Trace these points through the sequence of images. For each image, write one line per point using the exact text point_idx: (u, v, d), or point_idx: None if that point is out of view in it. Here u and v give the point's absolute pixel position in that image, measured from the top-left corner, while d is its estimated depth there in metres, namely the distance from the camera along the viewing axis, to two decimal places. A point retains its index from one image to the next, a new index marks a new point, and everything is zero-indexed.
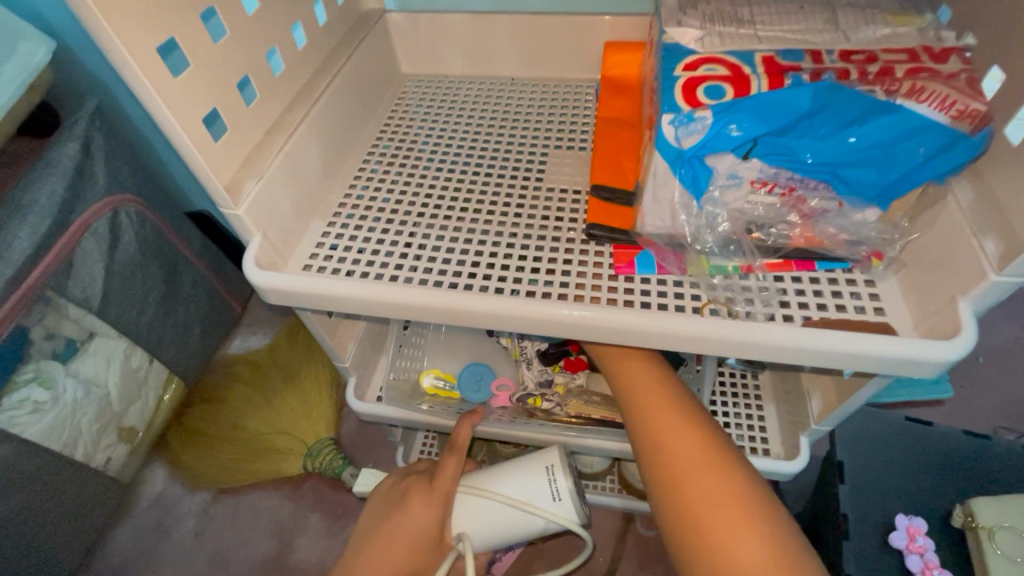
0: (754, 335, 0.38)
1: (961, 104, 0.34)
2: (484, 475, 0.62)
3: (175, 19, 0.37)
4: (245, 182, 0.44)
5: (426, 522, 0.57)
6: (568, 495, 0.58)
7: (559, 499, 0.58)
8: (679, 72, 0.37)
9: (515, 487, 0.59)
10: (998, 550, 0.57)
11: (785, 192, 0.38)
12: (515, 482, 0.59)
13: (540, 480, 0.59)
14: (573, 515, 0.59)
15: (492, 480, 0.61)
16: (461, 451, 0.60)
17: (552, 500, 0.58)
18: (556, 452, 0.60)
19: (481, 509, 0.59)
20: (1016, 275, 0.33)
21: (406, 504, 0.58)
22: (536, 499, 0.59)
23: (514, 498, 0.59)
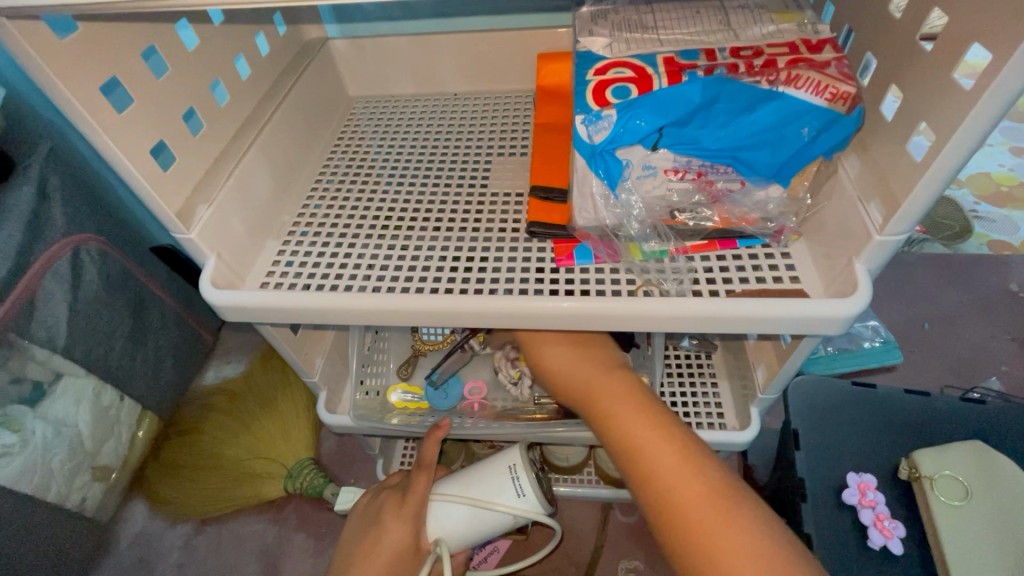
0: (678, 309, 0.41)
1: (833, 87, 0.38)
2: (454, 481, 0.63)
3: (116, 56, 0.40)
4: (196, 209, 0.46)
5: (403, 533, 0.59)
6: (531, 490, 0.60)
7: (523, 495, 0.60)
8: (590, 77, 0.41)
9: (484, 491, 0.60)
10: (940, 496, 0.60)
11: (696, 177, 0.42)
12: (482, 484, 0.61)
13: (503, 478, 0.60)
14: (537, 506, 0.60)
15: (461, 482, 0.62)
16: (429, 465, 0.61)
17: (516, 496, 0.60)
18: (518, 451, 0.62)
19: (452, 513, 0.61)
20: (896, 234, 0.37)
21: (384, 519, 0.60)
22: (499, 497, 0.60)
23: (480, 498, 0.60)
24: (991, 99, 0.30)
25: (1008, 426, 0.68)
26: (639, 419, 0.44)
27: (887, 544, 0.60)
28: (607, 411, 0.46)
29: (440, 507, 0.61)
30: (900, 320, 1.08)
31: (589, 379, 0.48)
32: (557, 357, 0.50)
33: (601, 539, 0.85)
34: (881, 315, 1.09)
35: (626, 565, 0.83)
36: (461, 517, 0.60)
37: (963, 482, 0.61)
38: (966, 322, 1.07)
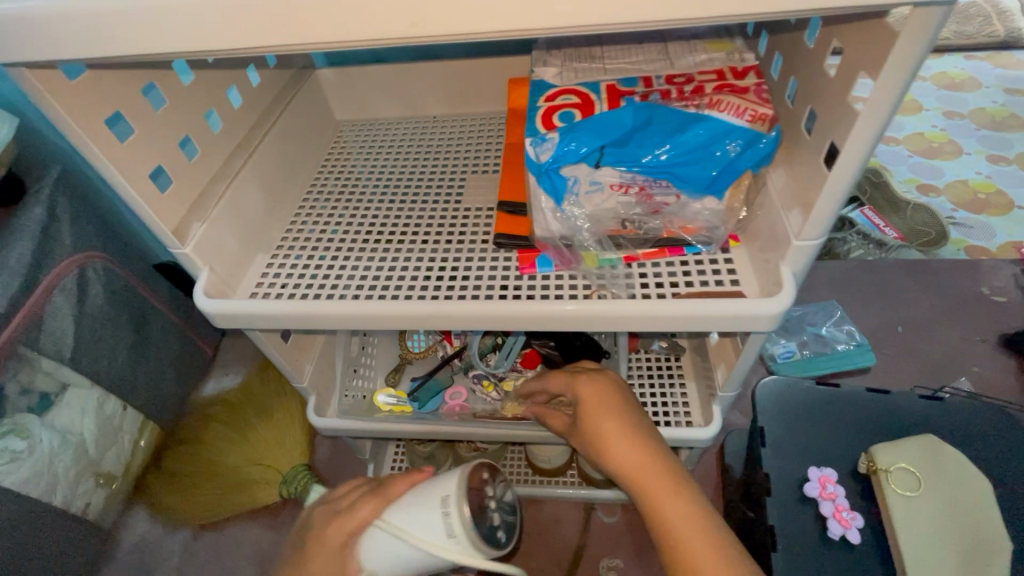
0: (624, 310, 0.45)
1: (752, 110, 0.43)
2: (394, 512, 0.48)
3: (121, 94, 0.45)
4: (191, 226, 0.51)
5: (332, 558, 0.48)
6: (463, 529, 0.46)
7: (453, 534, 0.46)
8: (541, 103, 0.47)
9: (427, 534, 0.46)
10: (896, 489, 0.63)
11: (638, 191, 0.46)
12: (411, 514, 0.47)
13: (431, 510, 0.47)
14: (472, 553, 0.45)
15: (402, 511, 0.48)
16: (384, 493, 0.49)
17: (446, 535, 0.46)
18: (454, 478, 0.48)
19: (387, 550, 0.48)
20: (812, 238, 0.42)
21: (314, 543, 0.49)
22: (425, 533, 0.47)
23: (406, 530, 0.47)
24: (864, 122, 0.34)
25: (962, 419, 0.72)
26: (692, 517, 0.44)
27: (845, 534, 0.63)
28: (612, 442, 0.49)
29: (374, 539, 0.48)
30: (875, 324, 1.12)
31: (641, 463, 0.47)
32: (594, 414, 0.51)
33: (583, 539, 0.88)
34: (856, 319, 1.13)
35: (607, 564, 0.86)
36: (396, 552, 0.48)
37: (917, 474, 0.63)
38: (939, 324, 1.11)
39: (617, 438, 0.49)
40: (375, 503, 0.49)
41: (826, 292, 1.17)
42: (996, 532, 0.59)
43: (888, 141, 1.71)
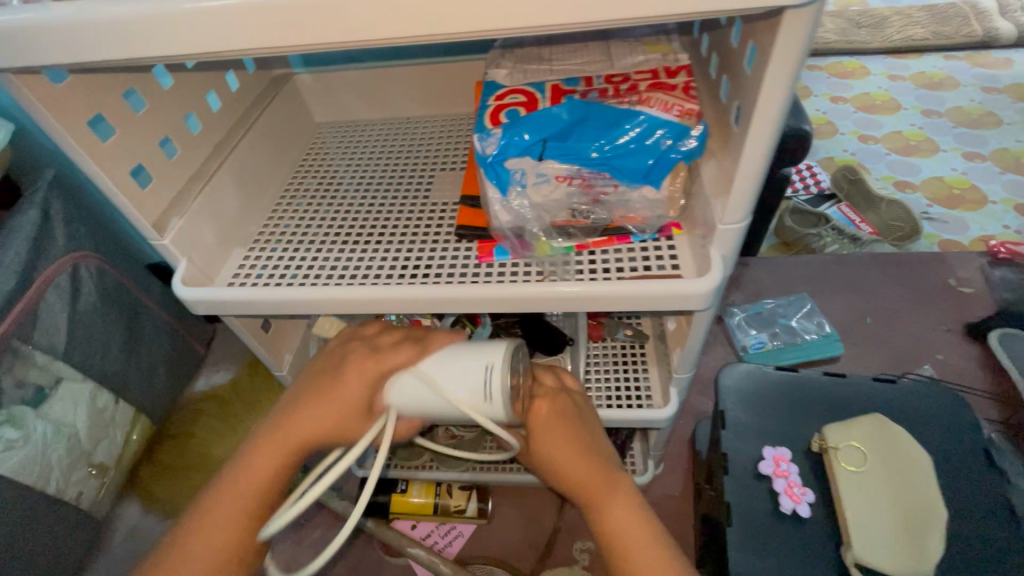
0: (568, 291, 0.49)
1: (680, 107, 0.47)
2: (431, 362, 0.46)
3: (103, 97, 0.49)
4: (170, 220, 0.54)
5: (358, 398, 0.46)
6: (502, 397, 0.45)
7: (491, 398, 0.45)
8: (490, 101, 0.51)
9: (462, 391, 0.45)
10: (845, 466, 0.66)
11: (581, 182, 0.50)
12: (456, 368, 0.46)
13: (475, 370, 0.45)
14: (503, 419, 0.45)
15: (441, 361, 0.46)
16: (425, 347, 0.48)
17: (484, 397, 0.45)
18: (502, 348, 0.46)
19: (415, 395, 0.46)
20: (734, 222, 0.46)
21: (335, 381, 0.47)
22: (463, 394, 0.45)
23: (445, 385, 0.45)
24: (764, 110, 0.38)
25: (911, 399, 0.75)
26: (635, 523, 0.49)
27: (797, 509, 0.66)
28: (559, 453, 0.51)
29: (404, 383, 0.46)
30: (845, 314, 1.15)
31: (590, 477, 0.50)
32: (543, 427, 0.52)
33: (557, 522, 0.92)
34: (827, 311, 1.16)
35: (580, 547, 0.90)
36: (423, 398, 0.46)
37: (864, 451, 0.67)
38: (907, 314, 1.14)
39: (561, 446, 0.51)
40: (413, 351, 0.48)
41: (798, 285, 1.21)
42: (931, 503, 0.62)
43: (867, 140, 1.75)
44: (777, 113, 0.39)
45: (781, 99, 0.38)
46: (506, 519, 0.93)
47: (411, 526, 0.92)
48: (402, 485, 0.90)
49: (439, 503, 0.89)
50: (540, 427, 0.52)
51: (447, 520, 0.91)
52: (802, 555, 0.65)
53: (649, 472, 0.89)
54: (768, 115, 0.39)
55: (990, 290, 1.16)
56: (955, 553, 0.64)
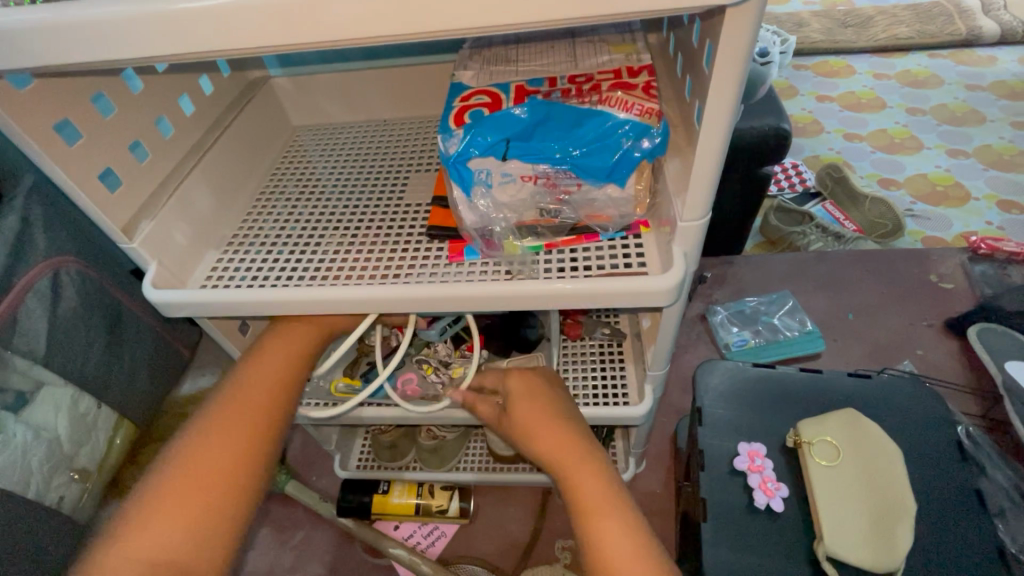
0: (533, 289, 0.50)
1: (640, 105, 0.48)
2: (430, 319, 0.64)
3: (69, 101, 0.49)
4: (140, 223, 0.55)
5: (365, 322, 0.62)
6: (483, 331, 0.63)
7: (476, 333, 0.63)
8: (455, 103, 0.51)
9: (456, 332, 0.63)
10: (818, 460, 0.66)
11: (547, 181, 0.50)
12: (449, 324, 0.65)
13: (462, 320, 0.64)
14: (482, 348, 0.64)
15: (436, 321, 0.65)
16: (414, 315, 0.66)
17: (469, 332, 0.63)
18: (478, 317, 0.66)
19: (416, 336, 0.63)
20: (694, 219, 0.46)
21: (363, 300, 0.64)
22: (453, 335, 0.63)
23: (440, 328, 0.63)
24: (718, 106, 0.39)
25: (884, 395, 0.76)
26: (599, 486, 0.50)
27: (770, 503, 0.67)
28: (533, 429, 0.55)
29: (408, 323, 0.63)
30: (827, 311, 1.16)
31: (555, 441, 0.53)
32: (524, 403, 0.57)
33: (540, 521, 0.92)
34: (809, 308, 1.17)
35: (562, 545, 0.90)
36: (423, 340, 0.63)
37: (836, 446, 0.67)
38: (888, 310, 1.15)
39: (535, 419, 0.56)
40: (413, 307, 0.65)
41: (781, 283, 1.22)
42: (902, 496, 0.63)
43: (852, 138, 1.76)
44: (728, 111, 0.40)
45: (730, 98, 0.39)
46: (489, 518, 0.94)
47: (394, 528, 0.93)
48: (384, 486, 0.89)
49: (420, 504, 0.89)
50: (516, 396, 0.59)
51: (430, 521, 0.91)
52: (776, 550, 0.65)
53: (631, 470, 0.90)
54: (720, 114, 0.40)
55: (970, 287, 1.17)
56: (927, 547, 0.64)
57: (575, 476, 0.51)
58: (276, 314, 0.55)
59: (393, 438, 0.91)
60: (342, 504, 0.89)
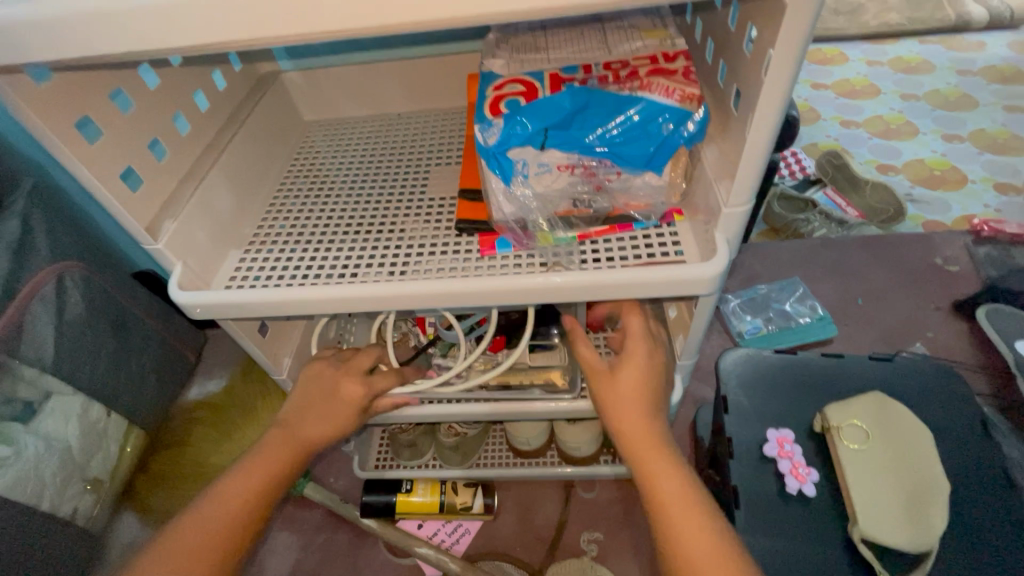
0: (571, 280, 0.49)
1: (681, 91, 0.48)
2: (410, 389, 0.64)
3: (88, 97, 0.47)
4: (163, 223, 0.53)
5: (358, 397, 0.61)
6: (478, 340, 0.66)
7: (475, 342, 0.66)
8: (489, 92, 0.50)
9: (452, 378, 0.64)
10: (848, 444, 0.67)
11: (584, 171, 0.50)
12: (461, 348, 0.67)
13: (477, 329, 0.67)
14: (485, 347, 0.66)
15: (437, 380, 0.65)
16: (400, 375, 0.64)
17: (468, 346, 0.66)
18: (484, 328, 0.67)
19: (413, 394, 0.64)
20: (738, 205, 0.46)
21: (337, 390, 0.62)
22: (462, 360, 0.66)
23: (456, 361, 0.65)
24: (771, 88, 0.39)
25: (906, 378, 0.77)
26: (679, 481, 0.52)
27: (802, 488, 0.67)
28: (620, 414, 0.56)
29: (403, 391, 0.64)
30: (836, 297, 1.17)
31: (646, 448, 0.54)
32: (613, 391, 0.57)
33: (564, 514, 0.92)
34: (818, 294, 1.18)
35: (587, 537, 0.90)
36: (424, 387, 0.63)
37: (865, 429, 0.68)
38: (897, 294, 1.16)
39: (617, 400, 0.57)
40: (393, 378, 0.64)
41: (790, 270, 1.23)
42: (933, 476, 0.64)
43: (849, 125, 1.77)
44: (783, 92, 0.39)
45: (786, 81, 0.39)
46: (511, 514, 0.93)
47: (417, 527, 0.93)
48: (406, 485, 0.89)
49: (444, 501, 0.88)
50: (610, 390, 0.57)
51: (453, 518, 0.91)
52: (809, 535, 0.66)
53: None
54: (773, 97, 0.40)
55: (975, 269, 1.18)
56: (956, 527, 0.65)
57: (674, 497, 0.51)
58: (306, 314, 0.54)
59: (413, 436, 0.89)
60: (363, 505, 0.88)
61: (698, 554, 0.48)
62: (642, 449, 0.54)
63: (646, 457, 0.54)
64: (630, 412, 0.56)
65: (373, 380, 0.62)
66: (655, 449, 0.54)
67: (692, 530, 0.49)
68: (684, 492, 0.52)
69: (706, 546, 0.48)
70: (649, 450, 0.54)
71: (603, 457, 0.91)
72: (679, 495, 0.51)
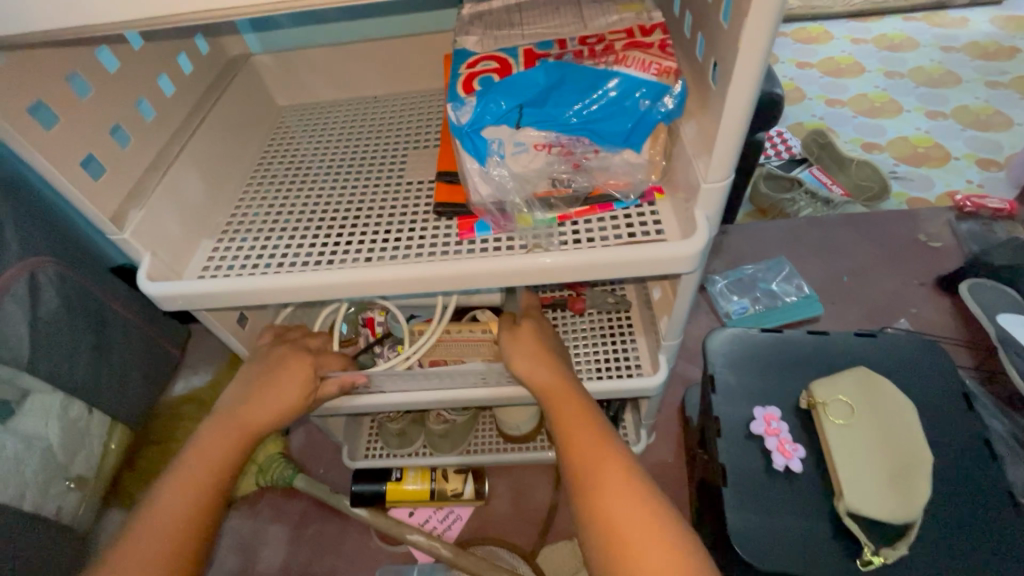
0: (553, 261, 0.48)
1: (657, 64, 0.47)
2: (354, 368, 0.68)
3: (36, 81, 0.45)
4: (129, 212, 0.51)
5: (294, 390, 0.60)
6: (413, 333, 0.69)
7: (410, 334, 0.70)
8: (462, 70, 0.49)
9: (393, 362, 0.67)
10: (833, 419, 0.67)
11: (561, 150, 0.49)
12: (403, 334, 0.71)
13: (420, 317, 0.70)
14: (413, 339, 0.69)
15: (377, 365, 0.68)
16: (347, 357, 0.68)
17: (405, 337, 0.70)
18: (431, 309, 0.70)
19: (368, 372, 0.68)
20: (717, 180, 0.45)
21: (284, 369, 0.61)
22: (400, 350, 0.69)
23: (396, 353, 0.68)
24: (746, 57, 0.38)
25: (889, 354, 0.77)
26: (601, 444, 0.51)
27: (788, 465, 0.68)
28: (534, 375, 0.59)
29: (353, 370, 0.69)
30: (822, 275, 1.17)
31: (567, 411, 0.55)
32: (529, 352, 0.61)
33: (556, 498, 0.92)
34: (804, 272, 1.18)
35: (579, 520, 0.91)
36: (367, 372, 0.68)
37: (850, 404, 0.68)
38: (883, 271, 1.17)
39: (538, 363, 0.60)
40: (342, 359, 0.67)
41: (776, 250, 1.23)
42: (917, 450, 0.64)
43: (834, 104, 1.77)
44: (759, 63, 0.38)
45: (761, 48, 0.37)
46: (502, 500, 0.93)
47: (408, 514, 0.93)
48: (396, 473, 0.89)
49: (434, 488, 0.89)
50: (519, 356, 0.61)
51: (444, 505, 0.91)
52: (796, 511, 0.66)
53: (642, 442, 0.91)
54: (748, 68, 0.39)
55: (958, 244, 1.19)
56: (940, 498, 0.66)
57: (600, 469, 0.49)
58: (280, 302, 0.52)
59: (401, 422, 0.89)
60: (353, 494, 0.88)
61: (633, 530, 0.44)
62: (560, 408, 0.55)
63: (564, 418, 0.54)
64: (550, 376, 0.59)
65: (323, 358, 0.65)
66: (573, 412, 0.55)
67: (625, 505, 0.46)
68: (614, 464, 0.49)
69: (638, 523, 0.44)
70: (567, 413, 0.55)
71: None
72: (601, 461, 0.49)
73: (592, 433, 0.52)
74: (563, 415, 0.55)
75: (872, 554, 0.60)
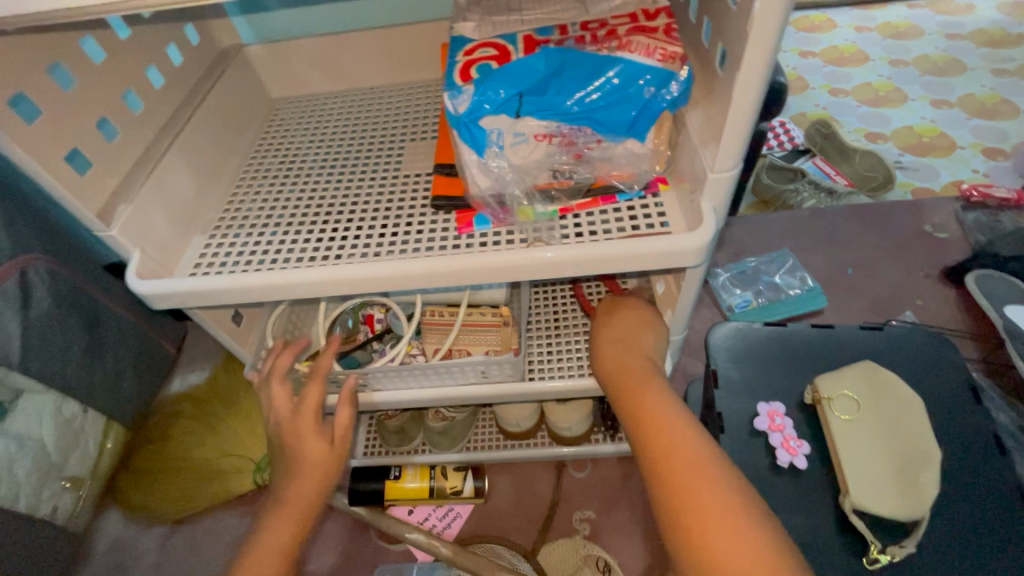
0: (555, 255, 0.46)
1: (662, 50, 0.45)
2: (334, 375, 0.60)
3: (14, 71, 0.43)
4: (117, 207, 0.50)
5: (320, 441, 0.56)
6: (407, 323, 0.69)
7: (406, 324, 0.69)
8: (459, 57, 0.47)
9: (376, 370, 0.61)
10: (840, 415, 0.66)
11: (562, 139, 0.47)
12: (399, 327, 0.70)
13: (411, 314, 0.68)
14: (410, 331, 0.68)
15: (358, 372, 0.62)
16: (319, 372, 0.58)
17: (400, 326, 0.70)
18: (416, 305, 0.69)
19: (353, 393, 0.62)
20: (726, 170, 0.44)
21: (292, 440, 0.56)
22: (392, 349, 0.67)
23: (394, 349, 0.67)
24: (757, 40, 0.36)
25: (897, 348, 0.76)
26: (678, 424, 0.48)
27: (793, 461, 0.67)
28: (610, 357, 0.60)
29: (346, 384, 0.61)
30: (826, 267, 1.16)
31: (637, 389, 0.53)
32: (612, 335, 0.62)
33: (557, 494, 0.92)
34: (807, 264, 1.17)
35: (580, 516, 0.90)
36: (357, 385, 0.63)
37: (857, 399, 0.66)
38: (887, 262, 1.15)
39: (618, 346, 0.60)
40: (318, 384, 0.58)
41: (779, 242, 1.21)
42: (926, 445, 0.63)
43: (837, 93, 1.74)
44: (772, 46, 0.36)
45: (774, 31, 0.36)
46: (502, 496, 0.92)
47: (408, 512, 0.92)
48: (395, 471, 0.87)
49: (434, 486, 0.87)
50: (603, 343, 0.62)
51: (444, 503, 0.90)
52: (799, 508, 0.65)
53: None
54: (758, 52, 0.37)
55: (964, 235, 1.17)
56: (948, 494, 0.64)
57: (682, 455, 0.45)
58: (273, 300, 0.51)
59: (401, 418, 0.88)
60: (351, 494, 0.87)
61: (708, 524, 0.41)
62: (634, 384, 0.54)
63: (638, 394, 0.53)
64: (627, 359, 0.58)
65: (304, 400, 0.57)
66: (647, 390, 0.53)
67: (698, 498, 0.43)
68: (690, 444, 0.46)
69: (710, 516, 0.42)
70: (641, 389, 0.53)
71: (595, 435, 0.90)
72: (679, 442, 0.46)
73: (666, 413, 0.50)
74: (637, 393, 0.53)
75: (879, 552, 0.60)
